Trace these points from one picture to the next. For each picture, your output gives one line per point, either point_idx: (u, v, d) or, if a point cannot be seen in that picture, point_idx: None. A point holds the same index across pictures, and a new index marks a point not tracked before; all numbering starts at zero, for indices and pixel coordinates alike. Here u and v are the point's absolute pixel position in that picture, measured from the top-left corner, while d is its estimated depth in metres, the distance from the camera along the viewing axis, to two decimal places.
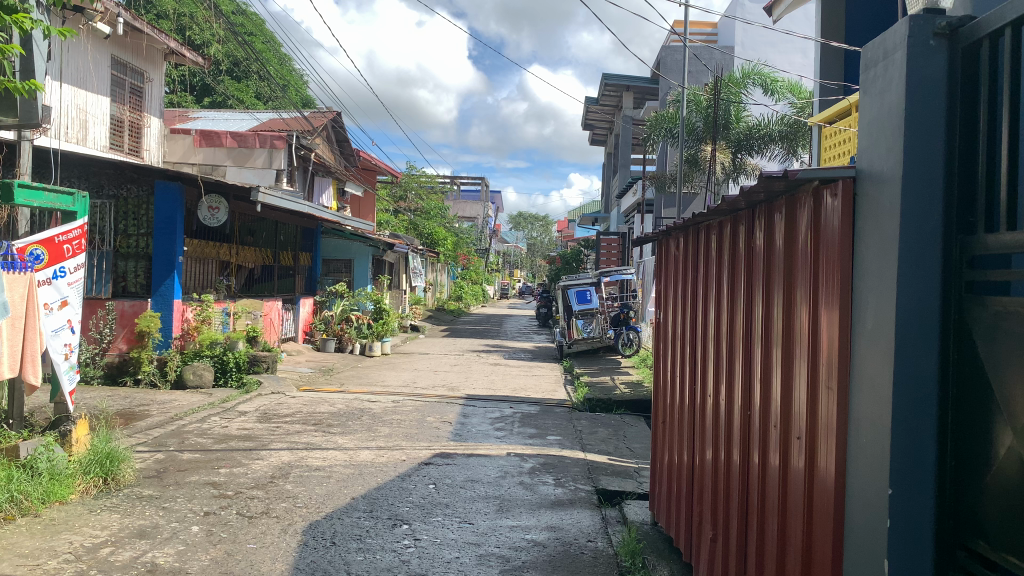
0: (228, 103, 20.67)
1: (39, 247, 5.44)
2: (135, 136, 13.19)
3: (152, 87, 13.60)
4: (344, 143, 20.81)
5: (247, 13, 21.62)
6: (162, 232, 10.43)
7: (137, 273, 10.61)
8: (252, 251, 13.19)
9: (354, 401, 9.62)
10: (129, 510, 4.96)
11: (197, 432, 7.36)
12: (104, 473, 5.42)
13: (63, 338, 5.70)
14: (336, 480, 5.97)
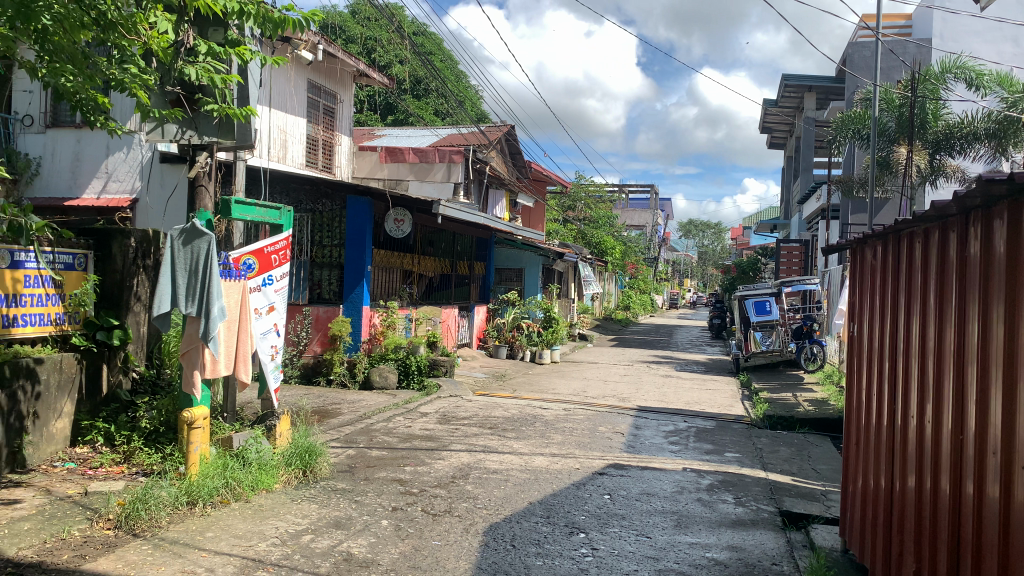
0: (410, 119, 21.78)
1: (251, 257, 6.00)
2: (327, 154, 14.23)
3: (343, 108, 14.64)
4: (518, 155, 21.31)
5: (428, 33, 22.72)
6: (354, 243, 11.11)
7: (332, 281, 11.47)
8: (432, 260, 13.86)
9: (528, 407, 9.79)
10: (326, 502, 5.34)
11: (383, 430, 7.81)
12: (303, 466, 5.84)
13: (270, 340, 6.25)
14: (513, 484, 6.10)
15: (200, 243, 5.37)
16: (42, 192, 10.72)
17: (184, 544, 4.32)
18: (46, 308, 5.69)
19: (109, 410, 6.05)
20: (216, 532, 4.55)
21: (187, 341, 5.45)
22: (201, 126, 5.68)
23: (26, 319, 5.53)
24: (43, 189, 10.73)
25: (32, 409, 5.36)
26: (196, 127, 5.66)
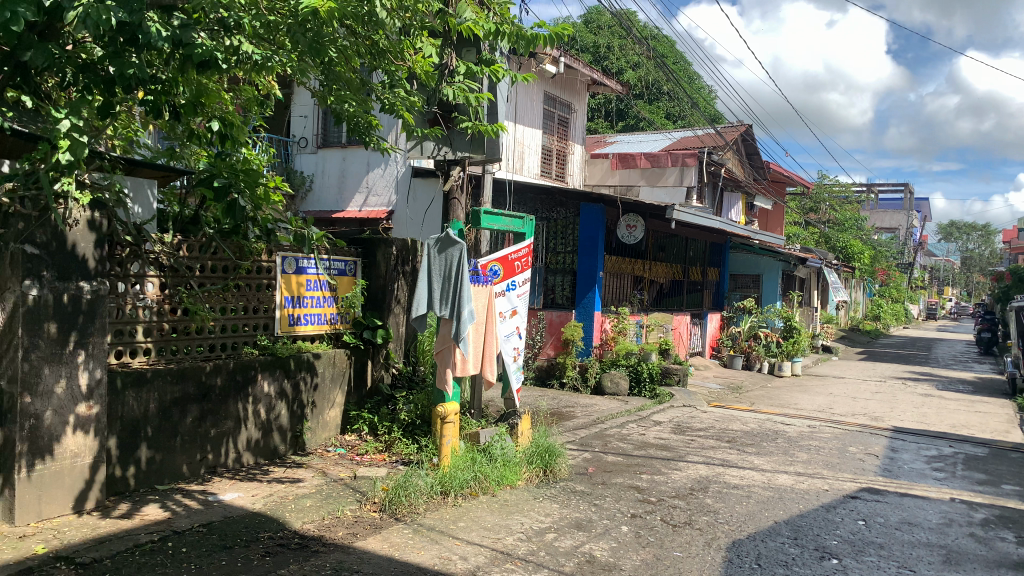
0: (642, 124, 21.75)
1: (497, 264, 6.25)
2: (561, 163, 14.58)
3: (577, 117, 14.94)
4: (755, 157, 20.48)
5: (660, 37, 22.56)
6: (587, 250, 11.34)
7: (565, 286, 11.75)
8: (664, 266, 13.73)
9: (767, 422, 9.37)
10: (566, 502, 5.48)
11: (618, 436, 7.86)
12: (543, 465, 5.99)
13: (513, 342, 6.46)
14: (756, 501, 5.86)
15: (453, 251, 5.75)
16: (314, 205, 12.04)
17: (440, 531, 4.64)
18: (323, 308, 6.37)
19: (373, 402, 6.63)
20: (467, 523, 4.84)
21: (440, 341, 5.85)
22: (455, 142, 6.08)
23: (308, 318, 6.19)
24: (315, 203, 12.02)
25: (311, 399, 6.01)
26: (450, 143, 6.07)
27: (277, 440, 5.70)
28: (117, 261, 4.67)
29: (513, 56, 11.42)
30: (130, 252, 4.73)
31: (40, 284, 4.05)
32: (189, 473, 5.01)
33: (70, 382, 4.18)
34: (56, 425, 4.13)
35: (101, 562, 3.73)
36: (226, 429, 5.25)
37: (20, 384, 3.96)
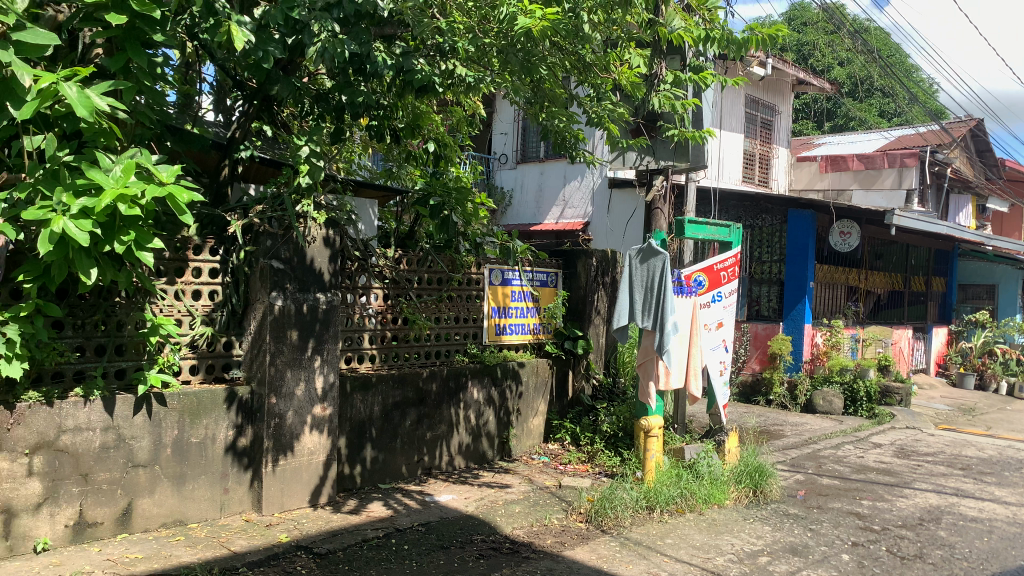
0: (853, 124, 20.35)
1: (702, 274, 6.09)
2: (764, 168, 13.95)
3: (782, 119, 14.26)
4: (986, 154, 18.48)
5: (873, 29, 21.02)
6: (796, 258, 10.81)
7: (771, 297, 11.20)
8: (882, 276, 12.71)
9: (1010, 449, 8.36)
10: (779, 525, 5.20)
11: (833, 458, 7.36)
12: (753, 485, 5.71)
13: (719, 355, 6.25)
14: (1001, 537, 5.24)
15: (656, 262, 5.61)
16: (513, 219, 12.42)
17: (647, 546, 4.57)
18: (527, 319, 6.50)
19: (575, 412, 6.69)
20: (675, 540, 4.72)
21: (643, 353, 5.77)
22: (658, 152, 6.01)
23: (513, 328, 6.35)
24: (514, 217, 12.41)
25: (516, 407, 6.17)
26: (654, 153, 6.02)
27: (485, 446, 5.90)
28: (346, 274, 5.05)
29: (719, 59, 11.12)
30: (358, 266, 5.09)
31: (284, 295, 4.48)
32: (407, 473, 5.30)
33: (307, 385, 4.59)
34: (296, 424, 4.54)
35: (335, 554, 4.04)
36: (440, 433, 5.51)
37: (267, 386, 4.40)
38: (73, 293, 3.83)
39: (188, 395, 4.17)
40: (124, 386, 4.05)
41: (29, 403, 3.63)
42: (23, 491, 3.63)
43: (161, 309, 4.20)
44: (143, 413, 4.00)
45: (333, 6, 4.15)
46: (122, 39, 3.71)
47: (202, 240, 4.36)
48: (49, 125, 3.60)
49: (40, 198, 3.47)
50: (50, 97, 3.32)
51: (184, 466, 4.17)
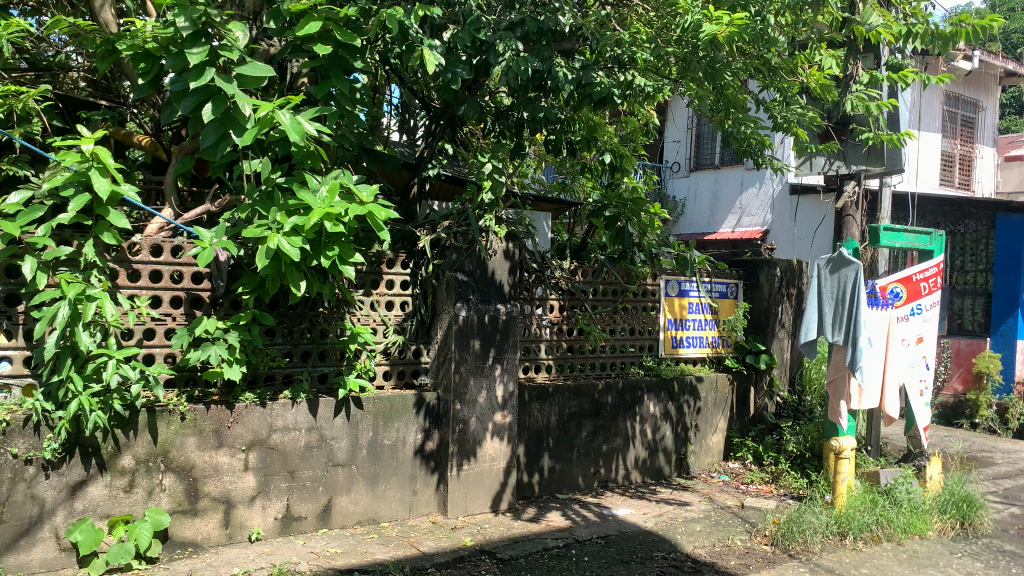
0: None
1: (899, 285, 5.63)
2: (966, 170, 12.76)
3: (985, 116, 13.02)
4: None
5: None
6: (1006, 268, 9.86)
7: (976, 310, 10.25)
8: None
9: None
10: (995, 562, 4.67)
11: None
12: (961, 517, 5.20)
13: (918, 374, 5.75)
14: None
15: (848, 272, 5.29)
16: (686, 228, 12.23)
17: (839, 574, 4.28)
18: (705, 332, 6.32)
19: (757, 430, 6.43)
20: (871, 570, 4.39)
21: (833, 369, 5.45)
22: (850, 156, 5.69)
23: (690, 341, 6.20)
24: (687, 227, 12.22)
25: (695, 422, 6.02)
26: (844, 157, 5.72)
27: (662, 461, 5.80)
28: (525, 286, 5.14)
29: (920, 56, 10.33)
30: (536, 278, 5.19)
31: (468, 306, 4.63)
32: (585, 485, 5.31)
33: (489, 393, 4.71)
34: (478, 431, 4.67)
35: (517, 561, 4.11)
36: (616, 446, 5.48)
37: (452, 393, 4.56)
38: (283, 303, 4.18)
39: (381, 399, 4.43)
40: (325, 389, 4.36)
41: (246, 403, 3.99)
42: (241, 483, 4.00)
43: (359, 318, 4.48)
44: (342, 414, 4.29)
45: (515, 26, 4.33)
46: (326, 68, 3.99)
47: (393, 254, 4.61)
48: (264, 149, 3.91)
49: (257, 217, 3.80)
50: (268, 125, 3.62)
51: (377, 467, 4.41)
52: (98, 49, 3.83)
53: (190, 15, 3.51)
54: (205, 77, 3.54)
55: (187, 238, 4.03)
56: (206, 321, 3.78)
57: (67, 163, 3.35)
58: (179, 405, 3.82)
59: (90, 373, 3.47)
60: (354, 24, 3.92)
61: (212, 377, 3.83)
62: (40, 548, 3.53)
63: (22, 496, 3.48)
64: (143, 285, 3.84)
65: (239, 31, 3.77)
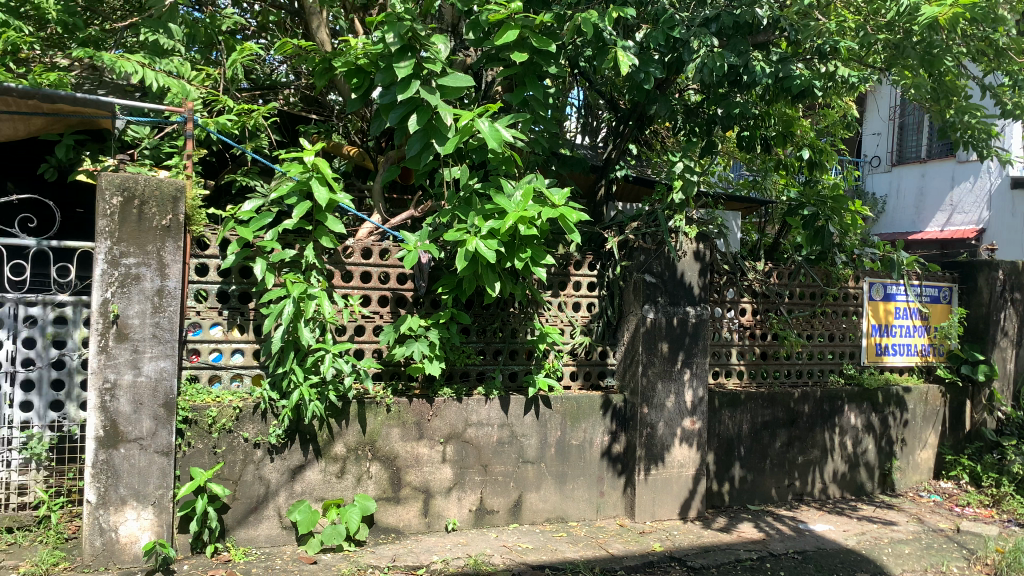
0: None
1: None
2: None
3: None
4: None
5: None
6: None
7: None
8: None
9: None
10: None
11: None
12: None
13: None
14: None
15: None
16: (887, 228, 11.47)
17: None
18: (914, 339, 5.85)
19: (974, 448, 5.87)
20: None
21: None
22: None
23: (896, 348, 5.77)
24: (888, 226, 11.46)
25: (901, 436, 5.59)
26: None
27: (864, 476, 5.44)
28: (715, 288, 4.99)
29: None
30: (727, 280, 5.00)
31: (656, 308, 4.56)
32: (778, 497, 5.09)
33: (678, 397, 4.62)
34: (667, 435, 4.59)
35: (710, 570, 4.01)
36: (813, 458, 5.20)
37: (640, 396, 4.51)
38: (477, 303, 4.33)
39: (569, 399, 4.45)
40: (516, 388, 4.46)
41: (444, 398, 4.19)
42: (439, 474, 4.20)
43: (548, 319, 4.53)
44: (532, 413, 4.37)
45: (710, 21, 4.17)
46: (520, 74, 4.09)
47: (581, 256, 4.64)
48: (462, 156, 4.11)
49: (456, 221, 3.97)
50: (468, 133, 3.76)
51: (566, 466, 4.46)
52: (316, 67, 4.16)
53: (398, 30, 3.69)
54: (410, 89, 3.75)
55: (392, 241, 4.30)
56: (409, 319, 3.99)
57: (291, 174, 3.67)
58: (385, 398, 4.08)
59: (309, 365, 3.78)
60: (549, 30, 3.99)
61: (414, 372, 4.05)
62: (266, 524, 3.90)
63: (251, 477, 3.86)
64: (354, 286, 4.15)
65: (440, 43, 3.95)
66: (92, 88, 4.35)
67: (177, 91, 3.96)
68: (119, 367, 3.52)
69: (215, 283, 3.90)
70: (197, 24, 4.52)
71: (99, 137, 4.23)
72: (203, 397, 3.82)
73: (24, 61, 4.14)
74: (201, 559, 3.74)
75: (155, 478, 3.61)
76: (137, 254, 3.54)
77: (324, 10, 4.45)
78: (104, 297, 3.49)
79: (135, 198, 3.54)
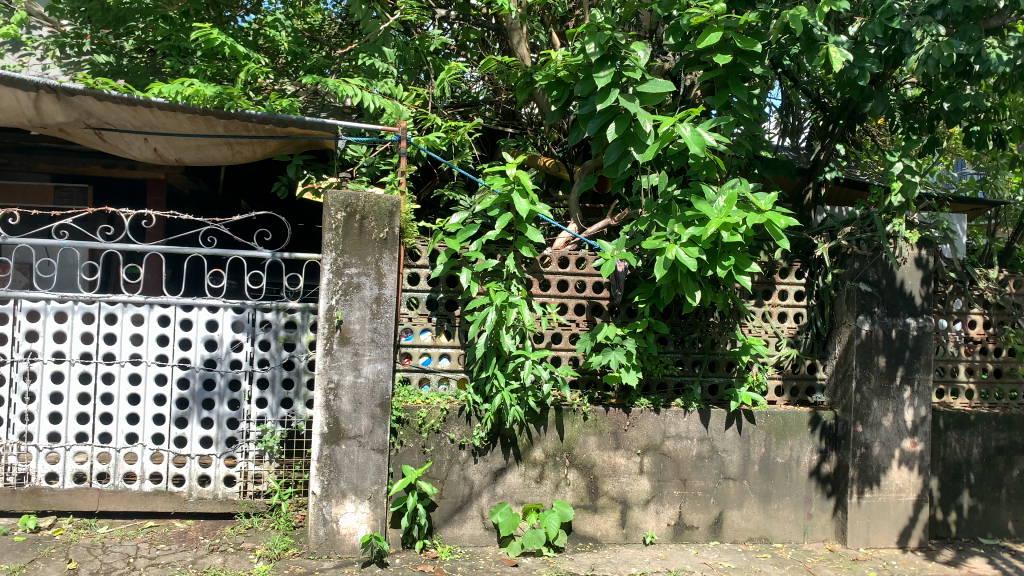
0: None
1: None
2: None
3: None
4: None
5: None
6: None
7: None
8: None
9: None
10: None
11: None
12: None
13: None
14: None
15: None
16: None
17: None
18: None
19: None
20: None
21: None
22: None
23: None
24: None
25: None
26: None
27: None
28: (939, 298, 4.60)
29: None
30: (954, 289, 4.58)
31: (871, 319, 4.27)
32: (1016, 532, 4.57)
33: (897, 416, 4.28)
34: (883, 457, 4.26)
35: None
36: None
37: (854, 414, 4.22)
38: (676, 313, 4.24)
39: (775, 415, 4.25)
40: (716, 401, 4.33)
41: (641, 408, 4.13)
42: (636, 486, 4.15)
43: (751, 329, 4.36)
44: (734, 427, 4.22)
45: (936, 8, 3.82)
46: (723, 77, 3.94)
47: (788, 263, 4.42)
48: (661, 163, 3.99)
49: (655, 229, 3.89)
50: (668, 140, 3.67)
51: (770, 484, 4.26)
52: (518, 82, 4.25)
53: (599, 40, 3.67)
54: (609, 98, 3.72)
55: (589, 250, 4.31)
56: (606, 327, 3.97)
57: (494, 187, 3.78)
58: (582, 406, 4.09)
59: (510, 370, 3.85)
60: (754, 30, 3.85)
61: (611, 382, 4.01)
62: (470, 525, 4.04)
63: (457, 477, 4.02)
64: (552, 294, 4.21)
65: (641, 50, 3.78)
66: (316, 112, 4.90)
67: (392, 111, 4.24)
68: (341, 368, 3.79)
69: (424, 291, 4.11)
70: (409, 47, 4.79)
71: (324, 156, 4.58)
72: (414, 398, 4.03)
73: (261, 89, 4.61)
74: (411, 554, 3.93)
75: (372, 474, 3.84)
76: (358, 264, 3.80)
77: (525, 26, 4.67)
78: (329, 304, 3.78)
79: (357, 214, 3.81)
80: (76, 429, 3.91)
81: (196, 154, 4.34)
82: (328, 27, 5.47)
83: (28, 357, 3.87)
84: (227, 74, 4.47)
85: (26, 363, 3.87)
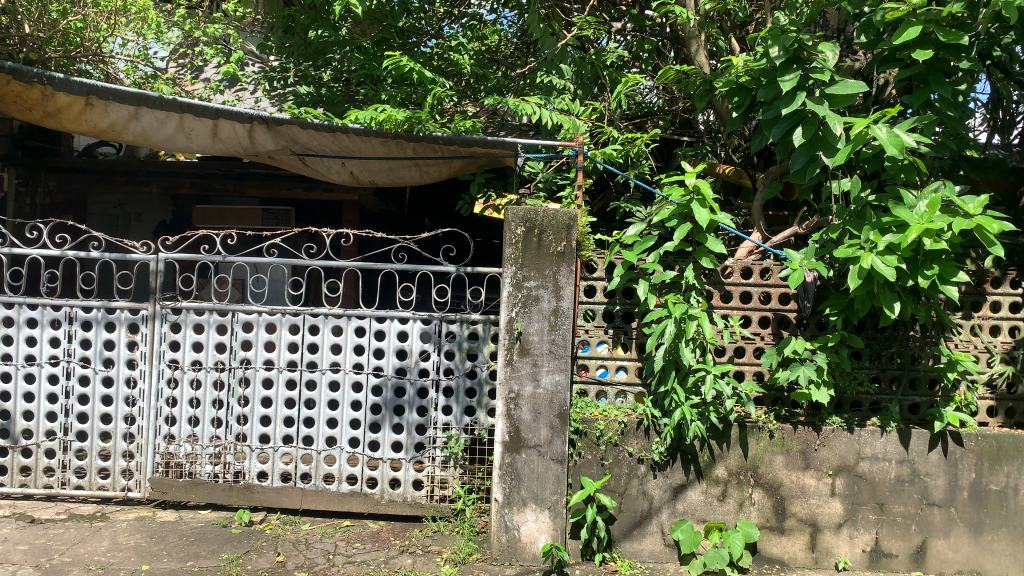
0: None
1: None
2: None
3: None
4: None
5: None
6: None
7: None
8: None
9: None
10: None
11: None
12: None
13: None
14: None
15: None
16: None
17: None
18: None
19: None
20: None
21: None
22: None
23: None
24: None
25: None
26: None
27: None
28: None
29: None
30: None
31: None
32: None
33: None
34: None
35: None
36: None
37: None
38: (871, 326, 4.00)
39: (987, 438, 3.89)
40: (919, 421, 4.03)
41: (833, 427, 3.90)
42: (827, 508, 3.93)
43: (958, 344, 4.05)
44: (939, 450, 3.90)
45: None
46: (924, 74, 3.65)
47: (1001, 272, 4.07)
48: (853, 167, 3.79)
49: (847, 237, 3.68)
50: (862, 142, 3.41)
51: (983, 513, 3.90)
52: (698, 89, 4.11)
53: (782, 44, 3.48)
54: (795, 102, 3.50)
55: (773, 260, 4.15)
56: (794, 341, 3.79)
57: (672, 198, 3.71)
58: (768, 423, 3.93)
59: (690, 385, 3.77)
60: (959, 21, 3.51)
61: (800, 399, 3.83)
62: (650, 540, 3.99)
63: (636, 491, 3.98)
64: (734, 306, 4.08)
65: (829, 50, 3.54)
66: (495, 130, 5.13)
67: (569, 127, 4.29)
68: (522, 378, 3.88)
69: (601, 304, 4.11)
70: (584, 61, 4.91)
71: (505, 174, 4.74)
72: (591, 410, 4.05)
73: (446, 112, 4.86)
74: (590, 565, 3.94)
75: (551, 484, 3.88)
76: (537, 277, 3.87)
77: (704, 33, 4.66)
78: (509, 316, 3.88)
79: (536, 228, 3.88)
80: (283, 431, 4.24)
81: (388, 176, 4.60)
82: (505, 47, 5.70)
83: (243, 365, 4.24)
84: (414, 98, 4.77)
85: (241, 370, 4.24)
